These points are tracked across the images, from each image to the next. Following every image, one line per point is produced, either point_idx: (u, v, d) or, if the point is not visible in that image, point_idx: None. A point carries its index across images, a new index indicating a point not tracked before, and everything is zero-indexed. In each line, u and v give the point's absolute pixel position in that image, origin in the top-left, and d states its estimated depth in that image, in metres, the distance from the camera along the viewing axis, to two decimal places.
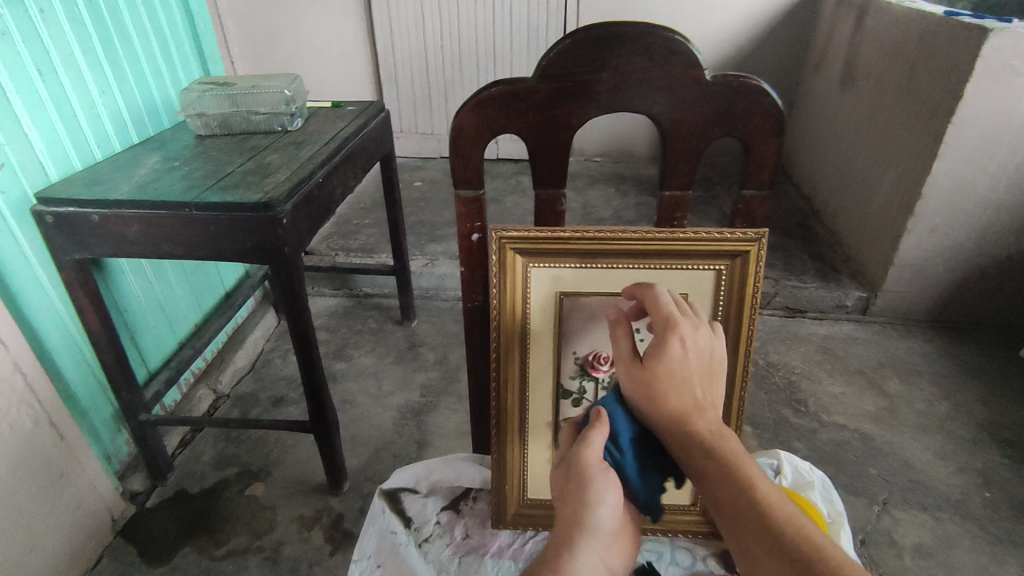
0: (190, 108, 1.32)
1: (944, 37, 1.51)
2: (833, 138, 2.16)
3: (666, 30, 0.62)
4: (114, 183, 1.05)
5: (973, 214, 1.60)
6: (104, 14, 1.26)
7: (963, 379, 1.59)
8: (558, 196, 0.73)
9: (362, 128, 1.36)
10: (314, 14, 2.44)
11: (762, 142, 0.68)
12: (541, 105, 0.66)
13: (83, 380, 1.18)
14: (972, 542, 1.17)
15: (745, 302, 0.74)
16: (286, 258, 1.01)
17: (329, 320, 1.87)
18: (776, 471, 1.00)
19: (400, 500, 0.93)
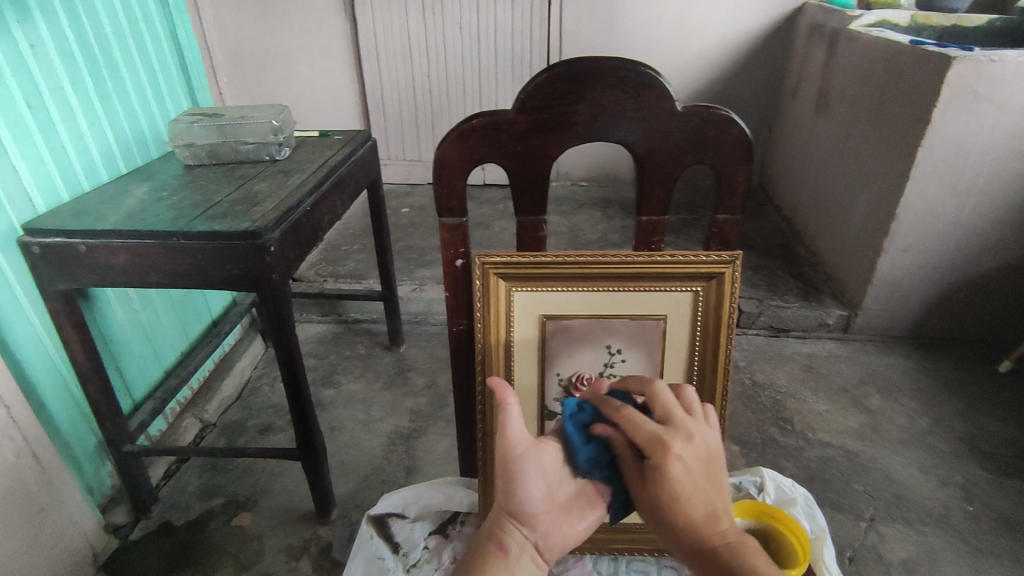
0: (179, 139, 1.35)
1: (911, 65, 1.57)
2: (811, 160, 2.22)
3: (637, 65, 0.65)
4: (102, 214, 1.06)
5: (946, 233, 1.65)
6: (95, 48, 1.28)
7: (944, 394, 1.62)
8: (539, 222, 0.75)
9: (350, 156, 1.39)
10: (302, 45, 2.48)
11: (732, 168, 0.71)
12: (520, 135, 0.69)
13: (67, 412, 1.17)
14: (956, 556, 1.19)
15: (723, 322, 0.76)
16: (274, 285, 1.02)
17: (318, 346, 1.87)
18: (758, 488, 1.02)
19: (388, 526, 0.94)
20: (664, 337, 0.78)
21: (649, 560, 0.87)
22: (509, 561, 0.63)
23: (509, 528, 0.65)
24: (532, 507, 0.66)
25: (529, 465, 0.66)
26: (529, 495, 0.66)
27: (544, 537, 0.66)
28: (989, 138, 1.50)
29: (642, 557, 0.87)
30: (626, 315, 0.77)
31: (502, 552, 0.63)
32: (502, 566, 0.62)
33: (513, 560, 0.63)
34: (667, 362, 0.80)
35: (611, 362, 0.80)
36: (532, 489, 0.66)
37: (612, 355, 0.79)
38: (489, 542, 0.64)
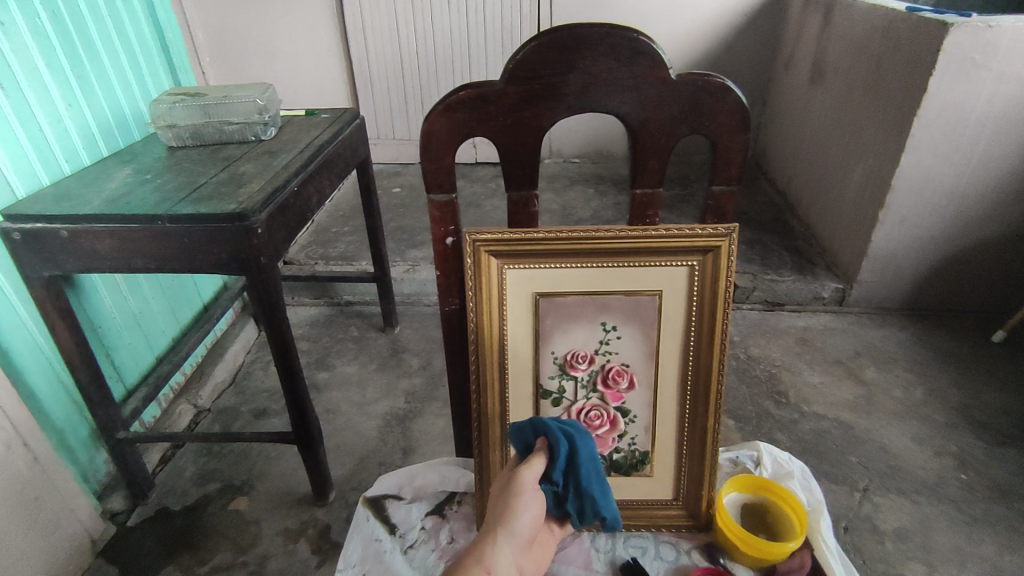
0: (161, 120, 1.32)
1: (907, 33, 1.54)
2: (805, 132, 2.20)
3: (630, 32, 0.63)
4: (83, 198, 1.03)
5: (940, 204, 1.64)
6: (68, 25, 1.24)
7: (937, 364, 1.63)
8: (531, 197, 0.73)
9: (337, 135, 1.36)
10: (286, 22, 2.42)
11: (728, 138, 0.69)
12: (509, 108, 0.67)
13: (58, 402, 1.16)
14: (949, 523, 1.20)
15: (720, 297, 0.75)
16: (262, 268, 1.00)
17: (311, 330, 1.86)
18: (756, 462, 1.02)
19: (384, 507, 0.94)
20: (661, 313, 0.77)
21: (646, 535, 0.88)
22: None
23: (500, 548, 0.60)
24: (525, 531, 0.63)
25: (533, 497, 0.65)
26: (522, 526, 0.63)
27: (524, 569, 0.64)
28: (985, 106, 1.49)
29: (640, 532, 0.87)
30: (621, 291, 0.76)
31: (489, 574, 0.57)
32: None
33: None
34: (663, 338, 0.79)
35: (606, 339, 0.79)
36: (529, 524, 0.64)
37: (608, 332, 0.78)
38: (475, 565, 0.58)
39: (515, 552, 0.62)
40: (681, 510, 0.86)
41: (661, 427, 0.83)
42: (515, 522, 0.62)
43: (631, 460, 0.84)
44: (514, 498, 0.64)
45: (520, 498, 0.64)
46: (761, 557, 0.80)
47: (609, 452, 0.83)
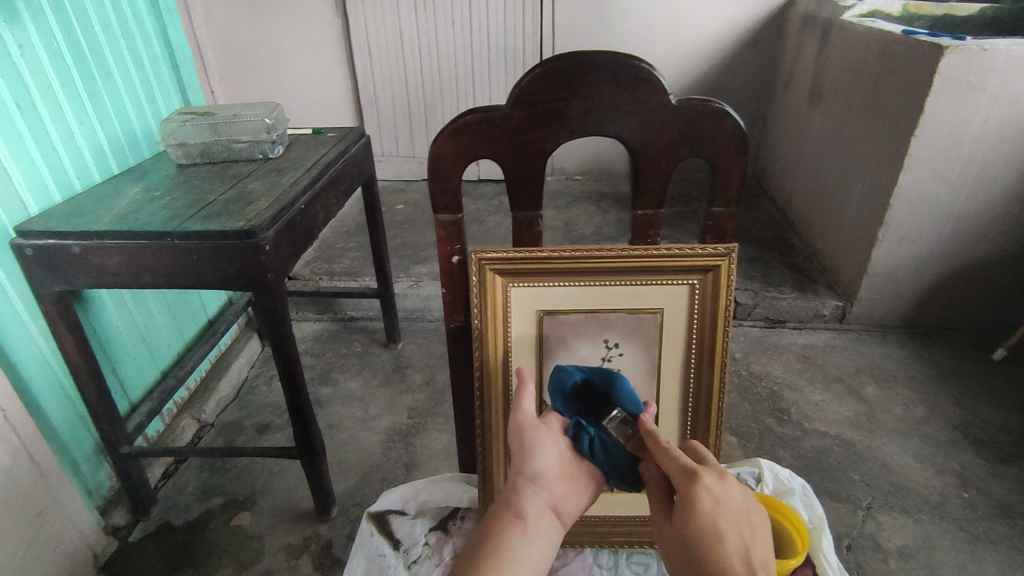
0: (171, 138, 1.34)
1: (904, 55, 1.57)
2: (804, 151, 2.22)
3: (631, 59, 0.65)
4: (95, 215, 1.05)
5: (939, 222, 1.66)
6: (82, 45, 1.27)
7: (938, 382, 1.63)
8: (535, 218, 0.75)
9: (344, 153, 1.38)
10: (293, 41, 2.47)
11: (727, 161, 0.71)
12: (514, 131, 0.69)
13: (64, 415, 1.16)
14: (952, 542, 1.20)
15: (720, 316, 0.77)
16: (269, 284, 1.02)
17: (314, 345, 1.87)
18: (757, 479, 1.03)
19: (388, 523, 0.94)
20: (662, 331, 0.78)
21: (649, 552, 0.88)
22: (526, 530, 0.60)
23: (526, 493, 0.63)
24: (545, 470, 0.66)
25: (543, 436, 0.68)
26: (542, 466, 0.66)
27: (560, 503, 0.65)
28: (981, 127, 1.51)
29: (642, 549, 0.88)
30: (624, 309, 0.77)
31: (521, 519, 0.61)
32: (523, 535, 0.60)
33: (532, 527, 0.61)
34: (665, 356, 0.80)
35: (609, 357, 0.80)
36: (547, 462, 0.66)
37: (610, 350, 0.79)
38: (506, 511, 0.61)
39: (543, 491, 0.65)
40: None
41: None
42: (531, 465, 0.66)
43: None
44: (524, 442, 0.67)
45: (528, 440, 0.67)
46: None
47: None
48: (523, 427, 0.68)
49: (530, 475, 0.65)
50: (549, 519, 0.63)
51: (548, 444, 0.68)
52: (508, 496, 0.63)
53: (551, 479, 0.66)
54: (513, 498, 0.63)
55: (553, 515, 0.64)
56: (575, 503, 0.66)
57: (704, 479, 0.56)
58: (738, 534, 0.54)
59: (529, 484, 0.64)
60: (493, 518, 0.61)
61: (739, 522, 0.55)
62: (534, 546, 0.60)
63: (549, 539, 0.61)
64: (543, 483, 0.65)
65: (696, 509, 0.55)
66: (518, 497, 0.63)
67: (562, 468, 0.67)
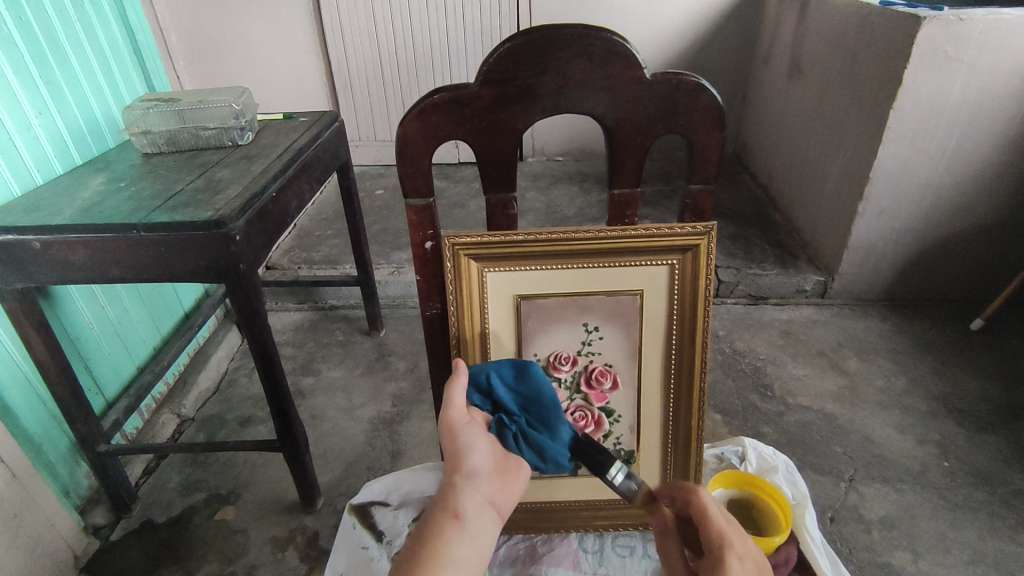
0: (135, 126, 1.29)
1: (882, 27, 1.56)
2: (784, 126, 2.21)
3: (603, 32, 0.63)
4: (56, 208, 1.01)
5: (917, 195, 1.66)
6: (36, 30, 1.21)
7: (918, 353, 1.65)
8: (510, 200, 0.73)
9: (316, 139, 1.34)
10: (263, 24, 2.39)
11: (704, 136, 0.69)
12: (484, 111, 0.66)
13: (35, 416, 1.13)
14: (933, 510, 1.22)
15: (700, 295, 0.75)
16: (242, 276, 0.99)
17: (295, 335, 1.84)
18: (741, 457, 1.03)
19: (371, 514, 0.93)
20: (641, 313, 0.77)
21: (634, 534, 0.89)
22: (465, 531, 0.55)
23: (462, 492, 0.57)
24: (480, 466, 0.60)
25: (475, 430, 0.62)
26: (476, 463, 0.60)
27: (497, 498, 0.60)
28: (959, 98, 1.51)
29: (628, 532, 0.88)
30: (602, 292, 0.76)
31: (457, 519, 0.55)
32: (461, 537, 0.54)
33: (470, 528, 0.55)
34: (645, 337, 0.79)
35: (589, 340, 0.79)
36: (480, 458, 0.60)
37: (590, 333, 0.78)
38: (442, 514, 0.55)
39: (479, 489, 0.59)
40: None
41: (647, 426, 0.83)
42: (465, 462, 0.59)
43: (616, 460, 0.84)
44: (454, 440, 0.61)
45: (458, 437, 0.61)
46: None
47: None
48: (453, 424, 0.62)
49: (465, 475, 0.59)
50: (488, 514, 0.57)
51: (482, 438, 0.62)
52: (441, 497, 0.57)
53: (486, 475, 0.60)
54: (447, 499, 0.57)
55: (490, 511, 0.58)
56: (511, 495, 0.61)
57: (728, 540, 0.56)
58: None
59: (464, 484, 0.58)
60: (429, 522, 0.55)
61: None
62: (474, 548, 0.54)
63: (489, 539, 0.56)
64: (480, 481, 0.59)
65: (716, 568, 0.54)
66: (453, 497, 0.57)
67: (494, 462, 0.62)
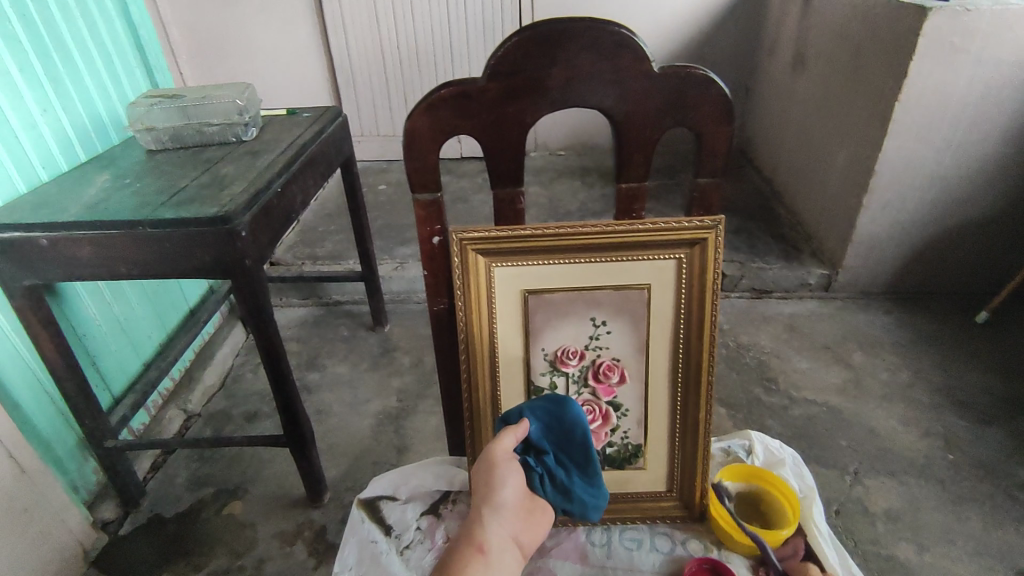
0: (139, 123, 1.29)
1: (887, 18, 1.55)
2: (788, 119, 2.21)
3: (612, 25, 0.62)
4: (62, 205, 1.02)
5: (922, 188, 1.66)
6: (40, 27, 1.21)
7: (923, 346, 1.65)
8: (517, 194, 0.73)
9: (321, 134, 1.34)
10: (265, 19, 2.39)
11: (713, 129, 0.69)
12: (492, 105, 0.66)
13: (44, 412, 1.14)
14: (938, 503, 1.22)
15: (708, 289, 0.75)
16: (248, 271, 0.99)
17: (300, 330, 1.85)
18: (747, 451, 1.03)
19: (379, 508, 0.94)
20: (649, 307, 0.77)
21: (641, 526, 0.87)
22: (487, 564, 0.61)
23: (487, 525, 0.64)
24: (509, 502, 0.66)
25: (510, 469, 0.67)
26: (506, 500, 0.66)
27: (521, 534, 0.66)
28: (964, 90, 1.50)
29: (634, 524, 0.87)
30: (610, 286, 0.76)
31: (479, 553, 0.61)
32: (483, 570, 0.60)
33: (493, 563, 0.62)
34: (653, 331, 0.79)
35: (597, 334, 0.79)
36: (510, 495, 0.66)
37: (597, 327, 0.78)
38: (466, 544, 0.62)
39: (505, 523, 0.65)
40: (676, 501, 0.87)
41: (654, 420, 0.83)
42: (496, 499, 0.65)
43: (624, 453, 0.84)
44: (490, 473, 0.66)
45: (494, 473, 0.66)
46: (751, 546, 0.82)
47: (602, 446, 0.84)
48: (491, 458, 0.67)
49: (494, 510, 0.65)
50: (511, 552, 0.64)
51: (515, 477, 0.67)
52: (469, 528, 0.64)
53: (512, 511, 0.66)
54: (474, 531, 0.63)
55: (512, 548, 0.64)
56: (532, 530, 0.67)
57: None
58: None
59: (493, 520, 0.64)
60: (454, 550, 0.62)
61: None
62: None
63: (510, 574, 0.62)
64: (506, 517, 0.65)
65: None
66: (480, 531, 0.63)
67: (524, 498, 0.68)
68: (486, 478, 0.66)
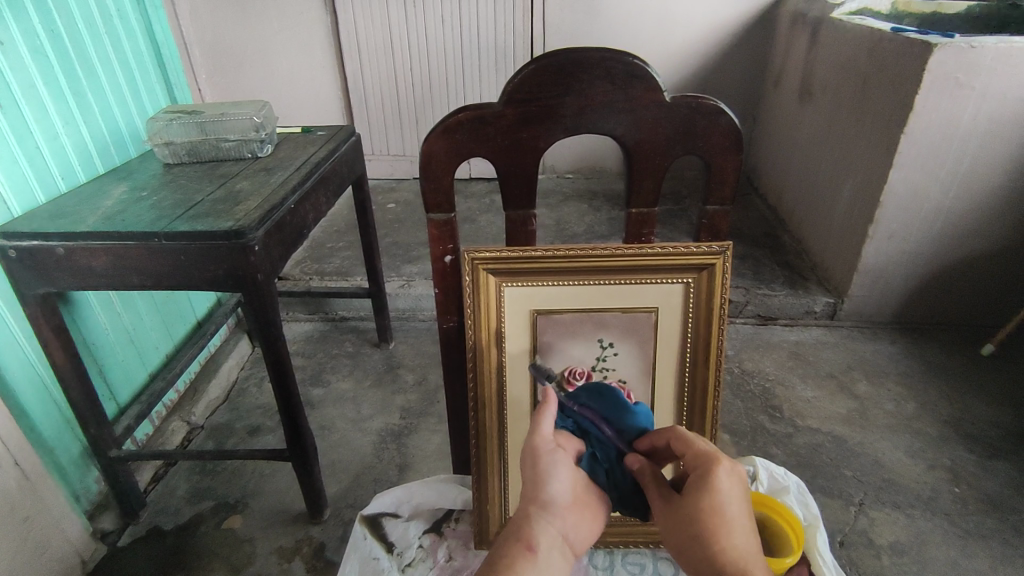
0: (158, 138, 1.32)
1: (892, 53, 1.58)
2: (795, 148, 2.23)
3: (625, 55, 0.64)
4: (79, 216, 1.03)
5: (928, 219, 1.67)
6: (66, 43, 1.25)
7: (928, 378, 1.64)
8: (528, 216, 0.74)
9: (334, 152, 1.37)
10: (282, 39, 2.44)
11: (722, 158, 0.70)
12: (507, 129, 0.68)
13: (49, 420, 1.14)
14: (944, 537, 1.21)
15: (715, 314, 0.76)
16: (259, 285, 1.00)
17: (305, 345, 1.85)
18: (752, 477, 1.03)
19: (382, 525, 0.93)
20: (656, 330, 0.78)
21: (645, 552, 0.88)
22: (537, 563, 0.59)
23: (538, 522, 0.61)
24: (560, 497, 0.63)
25: (560, 460, 0.64)
26: (556, 494, 0.63)
27: (572, 531, 0.63)
28: (969, 124, 1.52)
29: (638, 549, 0.88)
30: (618, 308, 0.77)
31: (530, 552, 0.59)
32: (533, 569, 0.58)
33: (543, 560, 0.59)
34: (660, 354, 0.80)
35: (604, 355, 0.79)
36: (561, 489, 0.64)
37: (605, 349, 0.79)
38: (514, 542, 0.60)
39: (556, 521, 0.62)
40: None
41: None
42: (545, 493, 0.63)
43: None
44: (540, 465, 0.64)
45: (544, 464, 0.63)
46: None
47: None
48: (539, 449, 0.64)
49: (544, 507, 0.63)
50: (561, 551, 0.61)
51: (565, 469, 0.64)
52: (517, 524, 0.61)
53: (564, 506, 0.63)
54: (523, 527, 0.61)
55: (564, 546, 0.62)
56: (583, 528, 0.64)
57: (716, 476, 0.59)
58: (743, 525, 0.58)
59: (544, 516, 0.62)
60: (503, 548, 0.60)
61: (743, 514, 0.59)
62: None
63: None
64: (556, 512, 0.63)
65: (714, 499, 0.58)
66: (529, 526, 0.61)
67: (575, 494, 0.65)
68: (536, 471, 0.63)
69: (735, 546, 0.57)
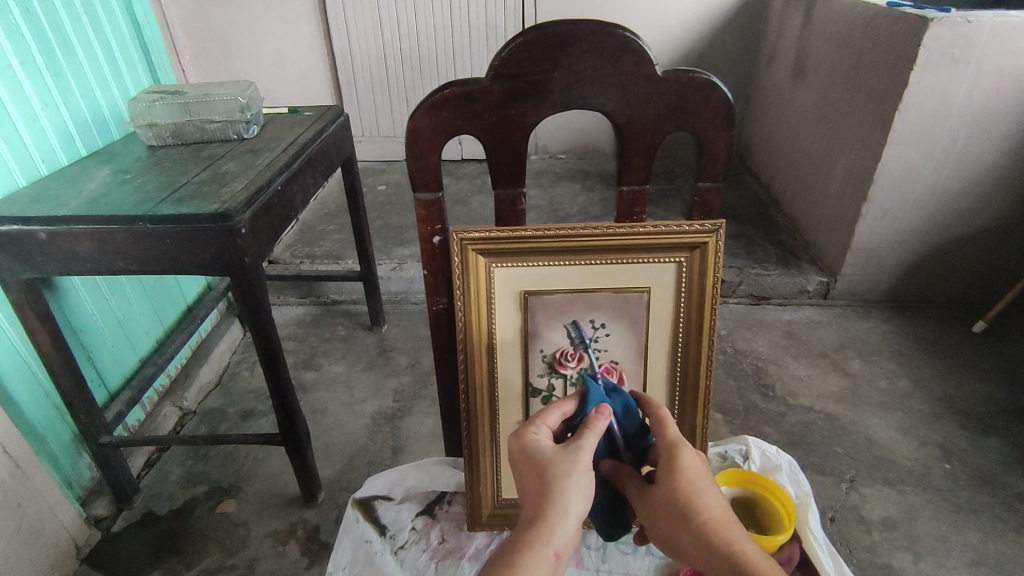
0: (141, 119, 1.29)
1: (888, 29, 1.56)
2: (788, 127, 2.21)
3: (615, 28, 0.63)
4: (61, 199, 1.01)
5: (921, 198, 1.66)
6: (43, 22, 1.21)
7: (920, 356, 1.65)
8: (518, 195, 0.73)
9: (322, 132, 1.34)
10: (268, 18, 2.39)
11: (714, 134, 0.69)
12: (495, 106, 0.66)
13: (38, 408, 1.13)
14: (934, 512, 1.22)
15: (707, 293, 0.76)
16: (247, 268, 0.99)
17: (297, 329, 1.84)
18: (744, 456, 1.03)
19: (374, 508, 0.94)
20: (648, 310, 0.78)
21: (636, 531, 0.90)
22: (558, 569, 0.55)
23: (565, 530, 0.56)
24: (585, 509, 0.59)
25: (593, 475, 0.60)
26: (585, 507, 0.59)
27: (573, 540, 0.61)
28: (964, 101, 1.51)
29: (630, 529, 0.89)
30: (609, 288, 0.76)
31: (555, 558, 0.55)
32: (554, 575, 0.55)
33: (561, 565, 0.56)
34: (651, 334, 0.79)
35: (595, 336, 0.79)
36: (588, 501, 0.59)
37: (596, 329, 0.78)
38: (542, 546, 0.55)
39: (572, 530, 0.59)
40: None
41: None
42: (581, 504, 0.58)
43: None
44: (577, 475, 0.59)
45: (581, 475, 0.59)
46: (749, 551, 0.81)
47: None
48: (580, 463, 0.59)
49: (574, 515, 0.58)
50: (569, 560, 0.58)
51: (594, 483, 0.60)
52: (544, 529, 0.56)
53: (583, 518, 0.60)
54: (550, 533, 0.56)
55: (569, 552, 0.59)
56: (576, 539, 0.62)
57: (679, 454, 0.62)
58: (717, 496, 0.60)
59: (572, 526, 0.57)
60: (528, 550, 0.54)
61: (711, 485, 0.61)
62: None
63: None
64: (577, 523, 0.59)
65: (682, 477, 0.61)
66: (556, 533, 0.56)
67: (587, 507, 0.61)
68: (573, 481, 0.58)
69: (713, 516, 0.59)
